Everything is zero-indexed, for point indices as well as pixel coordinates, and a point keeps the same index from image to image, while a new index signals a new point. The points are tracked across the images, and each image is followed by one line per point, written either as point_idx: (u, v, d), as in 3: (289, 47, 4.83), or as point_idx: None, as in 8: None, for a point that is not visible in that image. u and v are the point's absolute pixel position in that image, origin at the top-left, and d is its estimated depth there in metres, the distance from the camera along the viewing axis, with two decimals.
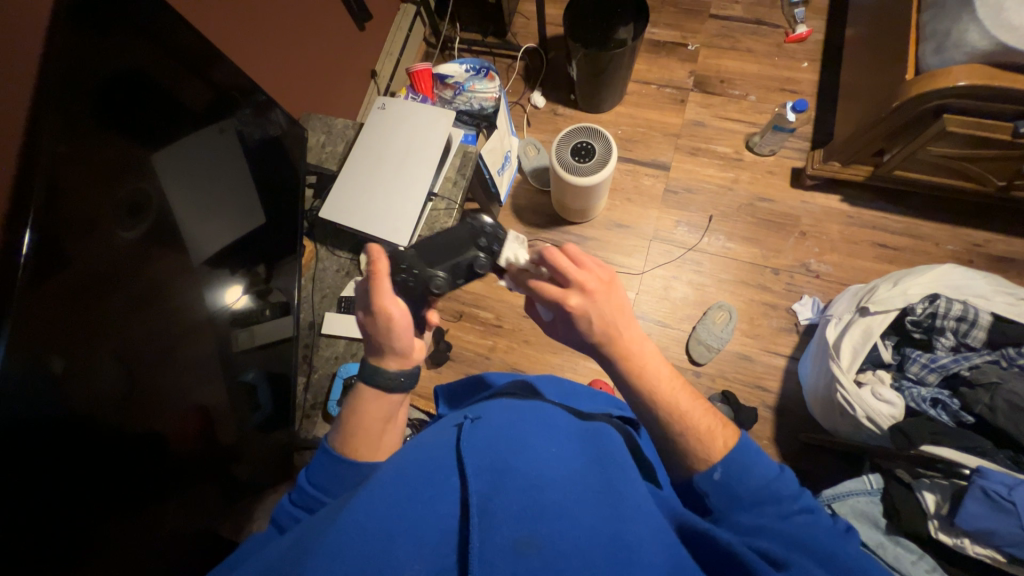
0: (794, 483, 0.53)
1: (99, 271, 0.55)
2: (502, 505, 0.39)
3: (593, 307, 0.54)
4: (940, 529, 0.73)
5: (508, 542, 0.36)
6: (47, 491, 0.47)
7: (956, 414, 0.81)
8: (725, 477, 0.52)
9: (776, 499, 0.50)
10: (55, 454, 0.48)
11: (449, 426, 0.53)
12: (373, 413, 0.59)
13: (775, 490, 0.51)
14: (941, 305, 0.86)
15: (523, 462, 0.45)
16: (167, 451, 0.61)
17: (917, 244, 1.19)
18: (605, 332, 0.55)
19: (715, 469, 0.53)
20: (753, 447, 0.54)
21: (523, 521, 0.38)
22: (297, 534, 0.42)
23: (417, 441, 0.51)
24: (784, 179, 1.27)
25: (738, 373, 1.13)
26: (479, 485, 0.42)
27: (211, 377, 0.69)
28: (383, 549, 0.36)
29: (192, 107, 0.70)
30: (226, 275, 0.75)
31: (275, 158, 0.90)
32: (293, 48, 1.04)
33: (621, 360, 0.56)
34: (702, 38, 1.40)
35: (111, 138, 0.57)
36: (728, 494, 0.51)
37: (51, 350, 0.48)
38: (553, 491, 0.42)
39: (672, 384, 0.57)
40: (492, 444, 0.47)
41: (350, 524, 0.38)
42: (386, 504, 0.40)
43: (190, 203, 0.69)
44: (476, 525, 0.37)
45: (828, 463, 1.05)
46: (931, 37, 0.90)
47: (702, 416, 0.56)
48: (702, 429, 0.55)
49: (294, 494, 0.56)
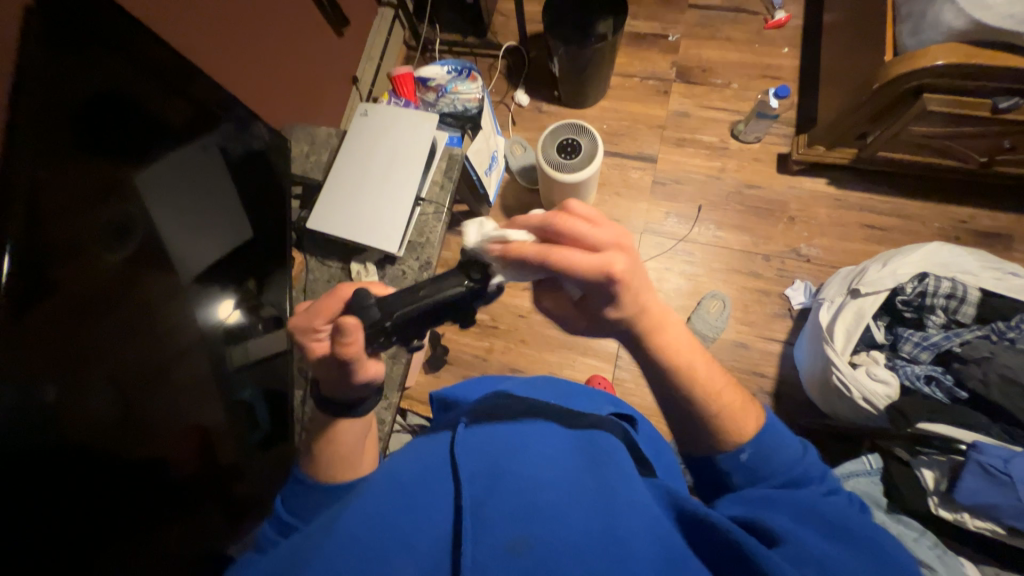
0: (818, 466, 0.53)
1: (87, 294, 0.54)
2: (495, 508, 0.40)
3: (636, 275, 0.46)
4: (940, 504, 0.75)
5: (502, 544, 0.37)
6: (39, 524, 0.47)
7: (951, 389, 0.82)
8: (751, 458, 0.51)
9: (802, 480, 0.50)
10: (47, 486, 0.47)
11: (448, 432, 0.52)
12: (348, 438, 0.59)
13: (801, 472, 0.51)
14: (930, 284, 0.87)
15: (521, 466, 0.45)
16: (167, 474, 0.60)
17: (905, 224, 1.20)
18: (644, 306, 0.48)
19: (743, 450, 0.52)
20: (778, 427, 0.53)
21: (519, 521, 0.39)
22: (293, 545, 0.42)
23: (414, 447, 0.51)
24: (771, 165, 1.28)
25: (735, 361, 1.14)
26: (475, 488, 0.42)
27: (206, 396, 0.68)
28: (378, 557, 0.37)
29: (171, 122, 0.69)
30: (216, 292, 0.74)
31: (260, 171, 0.89)
32: (271, 58, 1.03)
33: (650, 338, 0.50)
34: (682, 29, 1.40)
35: (91, 159, 0.56)
36: (752, 474, 0.51)
37: (41, 377, 0.48)
38: (549, 492, 0.42)
39: (693, 352, 0.52)
40: (489, 448, 0.47)
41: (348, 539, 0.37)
42: (379, 515, 0.40)
43: (174, 220, 0.68)
44: (468, 528, 0.38)
45: (828, 445, 1.06)
46: (908, 18, 0.91)
47: (732, 392, 0.53)
48: (730, 408, 0.52)
49: (274, 524, 0.54)
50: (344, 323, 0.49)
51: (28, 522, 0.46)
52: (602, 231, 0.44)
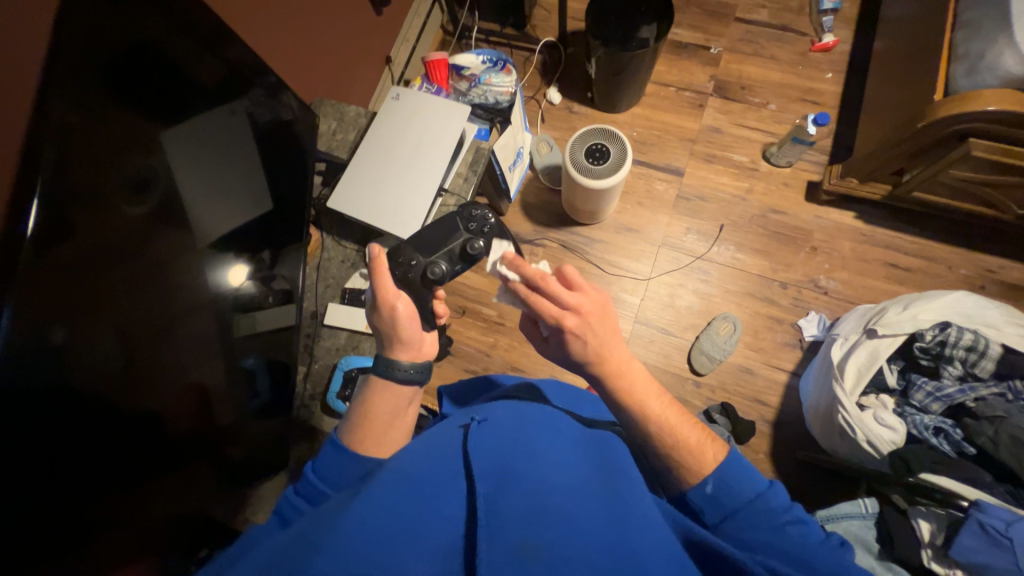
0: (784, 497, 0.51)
1: (105, 244, 0.54)
2: (511, 507, 0.39)
3: (589, 331, 0.55)
4: (933, 558, 0.72)
5: (514, 544, 0.36)
6: (40, 465, 0.47)
7: (958, 444, 0.81)
8: (716, 490, 0.51)
9: (768, 511, 0.49)
10: (56, 427, 0.48)
11: (457, 427, 0.52)
12: (383, 405, 0.59)
13: (765, 502, 0.50)
14: (953, 334, 0.85)
15: (532, 469, 0.44)
16: (165, 430, 0.61)
17: (930, 267, 1.17)
18: (598, 349, 0.56)
19: (705, 482, 0.52)
20: (742, 461, 0.53)
21: (529, 529, 0.37)
22: (301, 527, 0.41)
23: (424, 439, 0.51)
24: (799, 192, 1.25)
25: (739, 386, 1.13)
26: (488, 484, 0.42)
27: (210, 358, 0.68)
28: (390, 549, 0.36)
29: (203, 84, 0.68)
30: (230, 257, 0.74)
31: (286, 143, 0.89)
32: (308, 30, 1.02)
33: (610, 379, 0.56)
34: (725, 42, 1.37)
35: (119, 110, 0.56)
36: (720, 509, 0.51)
37: (54, 321, 0.48)
38: (558, 497, 0.42)
39: (652, 400, 0.56)
40: (500, 446, 0.46)
41: (355, 523, 0.37)
42: (388, 503, 0.40)
43: (196, 181, 0.68)
44: (483, 528, 0.37)
45: (823, 480, 1.05)
46: (964, 58, 0.88)
47: (687, 427, 0.55)
48: (690, 441, 0.54)
49: (301, 485, 0.54)
50: (368, 244, 0.62)
51: (31, 460, 0.46)
52: (574, 295, 0.56)
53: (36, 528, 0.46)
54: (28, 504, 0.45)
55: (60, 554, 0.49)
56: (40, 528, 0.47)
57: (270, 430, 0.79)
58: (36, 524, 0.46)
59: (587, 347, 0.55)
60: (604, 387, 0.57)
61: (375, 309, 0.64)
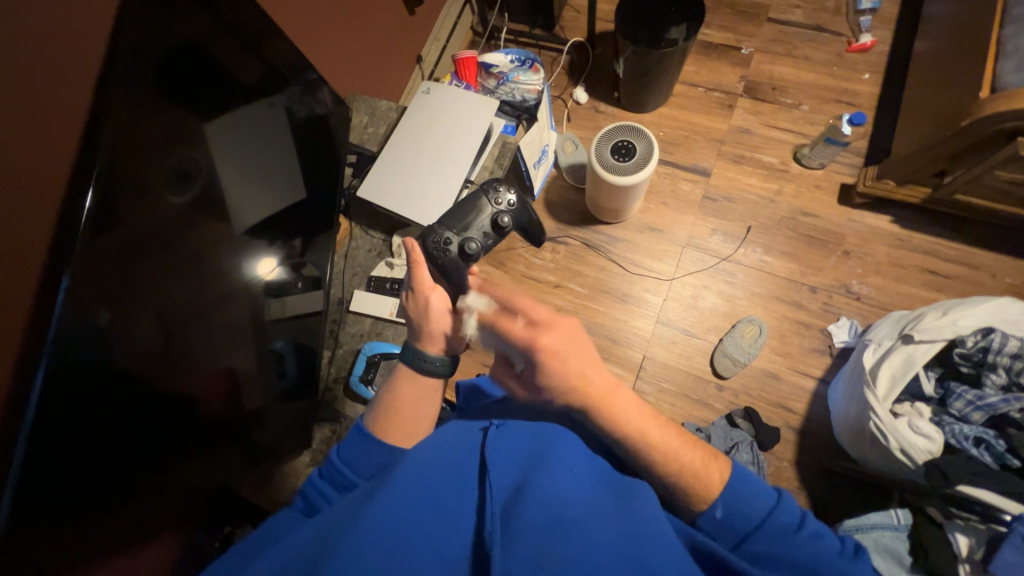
0: (796, 509, 0.51)
1: (147, 233, 0.57)
2: (523, 517, 0.39)
3: (564, 343, 0.51)
4: (972, 574, 0.68)
5: (530, 552, 0.36)
6: (81, 441, 0.49)
7: (1001, 456, 0.76)
8: (726, 516, 0.50)
9: (781, 532, 0.48)
10: (98, 406, 0.50)
11: (476, 429, 0.53)
12: (409, 394, 0.61)
13: (777, 522, 0.49)
14: (996, 340, 0.81)
15: (546, 476, 0.44)
16: (197, 411, 0.64)
17: (971, 274, 1.12)
18: (580, 374, 0.51)
19: (715, 509, 0.50)
20: (746, 475, 0.52)
21: (543, 537, 0.37)
22: (328, 518, 0.42)
23: (440, 435, 0.51)
24: (832, 195, 1.22)
25: (763, 391, 1.10)
26: (502, 499, 0.42)
27: (240, 342, 0.71)
28: (406, 551, 0.37)
29: (243, 81, 0.72)
30: (262, 247, 0.77)
31: (320, 137, 0.93)
32: (346, 28, 1.06)
33: (599, 411, 0.52)
34: (757, 43, 1.35)
35: (164, 105, 0.58)
36: (733, 534, 0.50)
37: (98, 304, 0.50)
38: (575, 508, 0.41)
39: (648, 425, 0.53)
40: (517, 457, 0.47)
41: (373, 524, 0.38)
42: (406, 504, 0.41)
43: (235, 175, 0.71)
44: (498, 539, 0.38)
45: (850, 493, 1.01)
46: (1012, 54, 0.85)
47: (692, 452, 0.53)
48: (692, 465, 0.52)
49: (325, 469, 0.56)
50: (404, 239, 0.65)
51: (70, 436, 0.48)
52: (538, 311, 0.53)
53: (68, 502, 0.49)
54: (67, 477, 0.48)
55: (84, 524, 0.52)
56: (73, 498, 0.49)
57: (298, 411, 0.82)
58: (71, 494, 0.49)
59: (562, 379, 0.50)
60: (593, 420, 0.52)
61: (410, 301, 0.65)
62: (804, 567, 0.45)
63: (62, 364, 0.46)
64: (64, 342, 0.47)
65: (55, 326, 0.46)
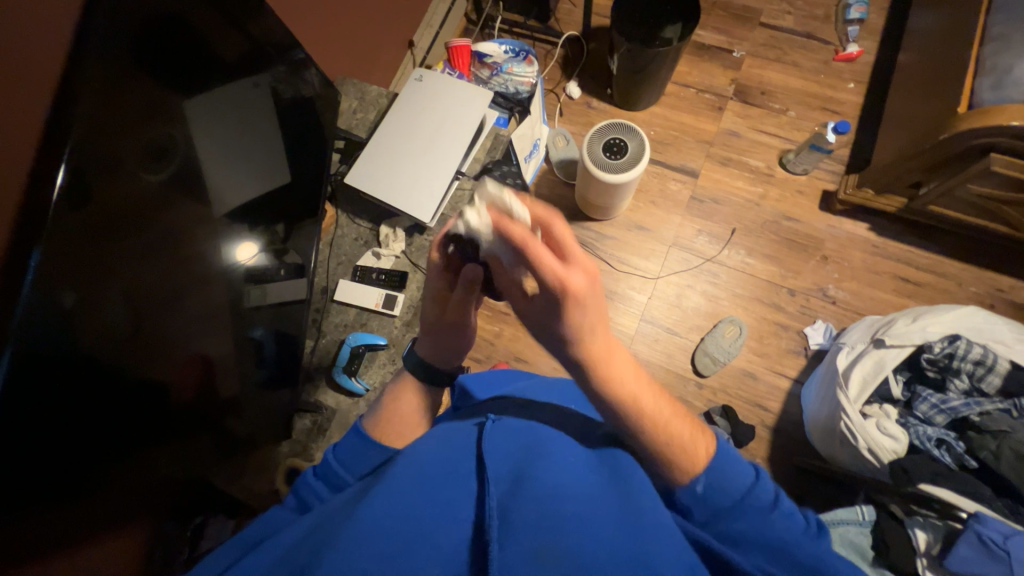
0: (770, 486, 0.52)
1: (120, 212, 0.54)
2: (521, 510, 0.39)
3: (587, 301, 0.45)
4: (928, 568, 0.73)
5: (529, 547, 0.35)
6: (44, 429, 0.47)
7: (960, 457, 0.81)
8: (707, 490, 0.50)
9: (754, 506, 0.49)
10: (62, 393, 0.48)
11: (470, 425, 0.54)
12: (411, 403, 0.64)
13: (753, 497, 0.50)
14: (961, 347, 0.85)
15: (542, 471, 0.44)
16: (168, 399, 0.61)
17: (939, 282, 1.17)
18: (593, 326, 0.46)
19: (697, 481, 0.50)
20: (727, 452, 0.53)
21: (541, 532, 0.37)
22: (318, 519, 0.42)
23: (435, 437, 0.51)
24: (813, 201, 1.25)
25: (740, 390, 1.13)
26: (500, 490, 0.42)
27: (215, 329, 0.69)
28: (403, 543, 0.36)
29: (226, 57, 0.69)
30: (241, 232, 0.74)
31: (306, 120, 0.90)
32: (337, 8, 1.02)
33: (594, 365, 0.47)
34: (749, 47, 1.37)
35: (140, 78, 0.55)
36: (710, 509, 0.50)
37: (62, 284, 0.48)
38: (571, 501, 0.41)
39: (643, 392, 0.50)
40: (510, 450, 0.47)
41: (367, 521, 0.37)
42: (398, 503, 0.40)
43: (216, 155, 0.69)
44: (495, 530, 0.37)
45: (819, 489, 1.05)
46: (990, 71, 0.88)
47: (680, 424, 0.52)
48: (679, 442, 0.51)
49: (319, 468, 0.56)
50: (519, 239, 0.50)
51: (38, 422, 0.46)
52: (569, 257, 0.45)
53: (35, 489, 0.47)
54: (32, 467, 0.46)
55: (57, 513, 0.50)
56: (40, 486, 0.47)
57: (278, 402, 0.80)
58: (38, 482, 0.47)
59: (573, 326, 0.45)
60: (588, 377, 0.48)
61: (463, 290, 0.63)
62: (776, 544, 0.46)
63: (24, 348, 0.44)
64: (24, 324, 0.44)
65: (20, 305, 0.44)
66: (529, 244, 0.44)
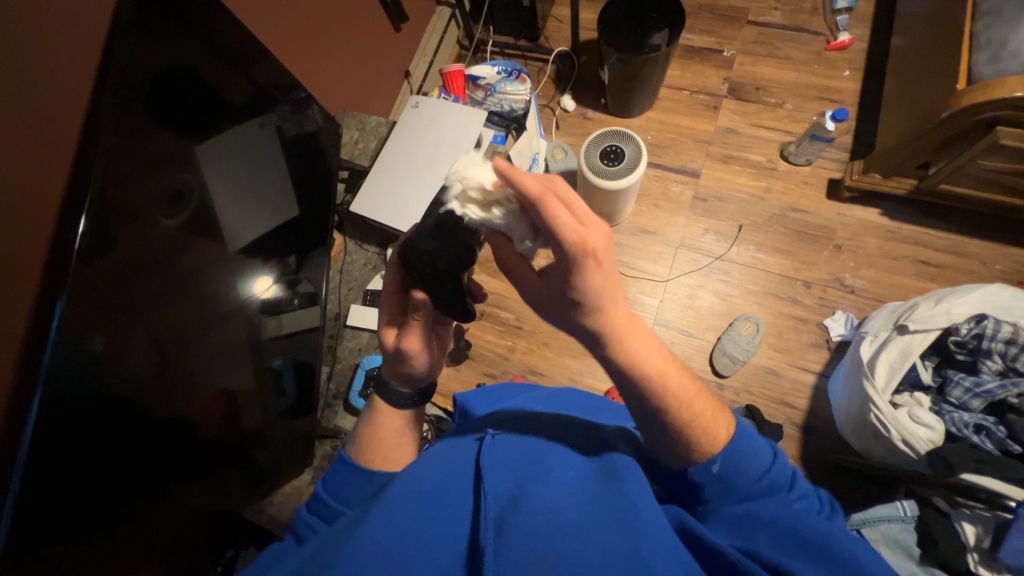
0: (787, 468, 0.51)
1: (143, 256, 0.57)
2: (518, 525, 0.39)
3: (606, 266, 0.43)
4: (980, 563, 0.69)
5: (523, 559, 0.37)
6: (74, 469, 0.48)
7: (1003, 442, 0.77)
8: (724, 470, 0.48)
9: (772, 490, 0.48)
10: (97, 434, 0.50)
11: (471, 439, 0.53)
12: (387, 426, 0.60)
13: (771, 481, 0.48)
14: (989, 327, 0.82)
15: (543, 486, 0.44)
16: (196, 434, 0.63)
17: (962, 263, 1.13)
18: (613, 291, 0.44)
19: (714, 462, 0.48)
20: (747, 432, 0.51)
21: (540, 543, 0.38)
22: (317, 545, 0.42)
23: (437, 451, 0.51)
24: (820, 190, 1.23)
25: (764, 387, 1.10)
26: (499, 505, 0.42)
27: (237, 363, 0.70)
28: (403, 565, 0.37)
29: (235, 102, 0.73)
30: (258, 265, 0.77)
31: (311, 155, 0.93)
32: (335, 46, 1.07)
33: (615, 343, 0.46)
34: (738, 45, 1.38)
35: (157, 131, 0.59)
36: (724, 486, 0.48)
37: (93, 330, 0.50)
38: (568, 512, 0.41)
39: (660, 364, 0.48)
40: (512, 463, 0.47)
41: (367, 544, 0.38)
42: (402, 522, 0.40)
43: (228, 194, 0.72)
44: (491, 544, 0.38)
45: (858, 487, 1.00)
46: (985, 46, 0.87)
47: (702, 399, 0.49)
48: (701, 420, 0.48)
49: (312, 502, 0.56)
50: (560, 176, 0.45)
51: (74, 464, 0.48)
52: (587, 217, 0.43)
53: (74, 529, 0.49)
54: (64, 507, 0.48)
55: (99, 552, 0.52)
56: (76, 525, 0.49)
57: (299, 430, 0.82)
58: (73, 525, 0.49)
59: (590, 291, 0.43)
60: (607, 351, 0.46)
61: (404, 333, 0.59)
62: (785, 529, 0.44)
63: (56, 393, 0.46)
64: (58, 369, 0.47)
65: (50, 354, 0.46)
66: (546, 203, 0.42)
